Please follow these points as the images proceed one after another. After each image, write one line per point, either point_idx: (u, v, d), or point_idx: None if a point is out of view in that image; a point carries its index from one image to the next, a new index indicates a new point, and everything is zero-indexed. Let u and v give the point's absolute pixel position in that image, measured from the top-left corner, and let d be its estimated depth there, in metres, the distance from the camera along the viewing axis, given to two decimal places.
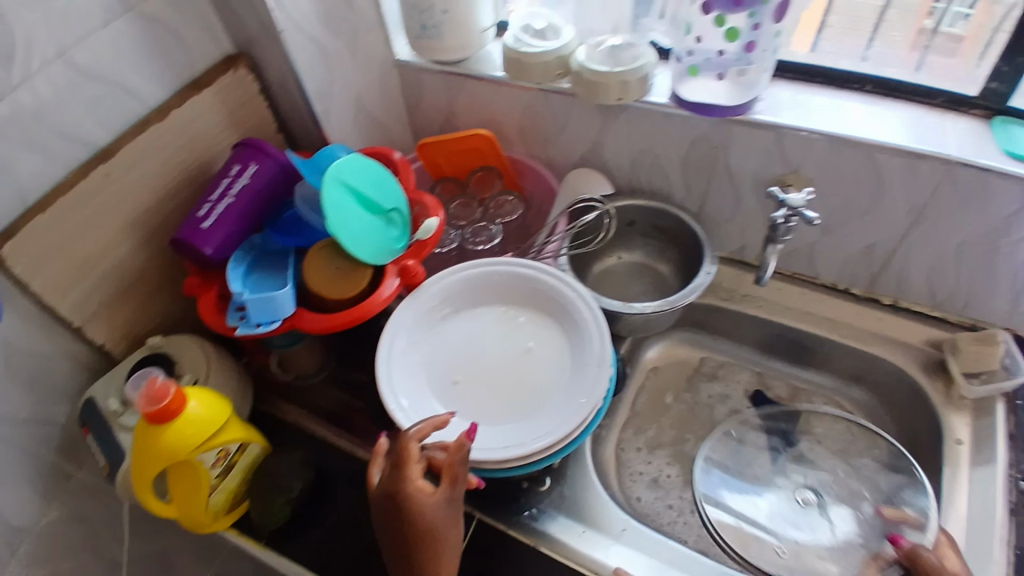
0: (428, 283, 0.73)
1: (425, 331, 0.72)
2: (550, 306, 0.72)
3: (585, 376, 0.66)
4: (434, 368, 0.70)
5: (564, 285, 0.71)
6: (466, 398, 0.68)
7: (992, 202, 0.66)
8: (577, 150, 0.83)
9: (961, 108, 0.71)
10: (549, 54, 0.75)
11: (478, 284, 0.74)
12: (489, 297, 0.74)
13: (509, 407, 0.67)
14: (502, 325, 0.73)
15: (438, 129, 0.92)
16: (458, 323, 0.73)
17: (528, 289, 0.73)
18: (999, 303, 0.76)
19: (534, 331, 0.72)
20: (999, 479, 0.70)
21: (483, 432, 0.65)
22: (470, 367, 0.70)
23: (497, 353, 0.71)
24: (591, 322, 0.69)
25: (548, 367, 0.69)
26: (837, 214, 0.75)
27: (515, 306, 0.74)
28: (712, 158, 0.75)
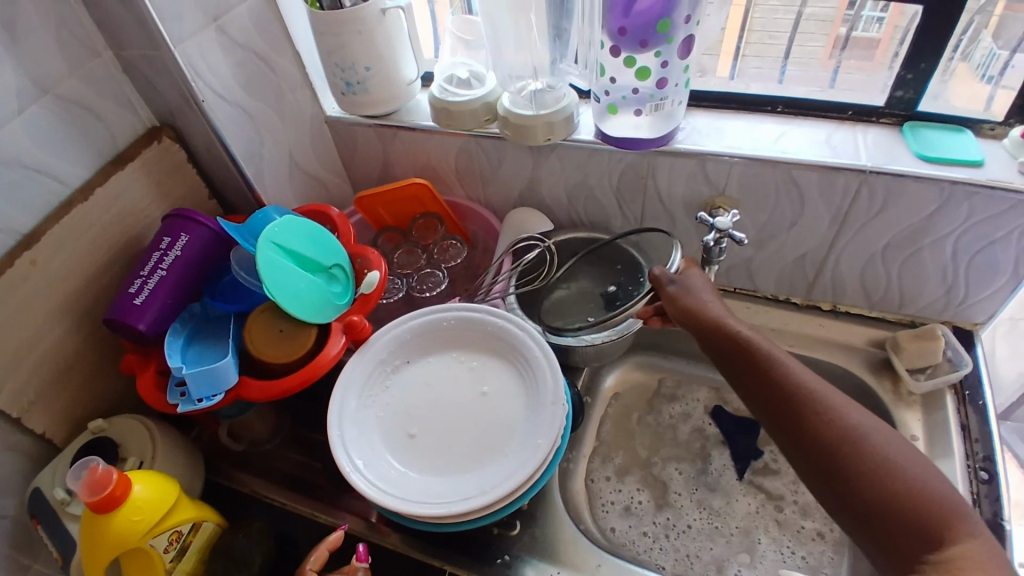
0: (375, 336, 0.72)
1: (378, 386, 0.71)
2: (501, 347, 0.72)
3: (541, 415, 0.66)
4: (389, 423, 0.69)
5: (514, 325, 0.72)
6: (423, 452, 0.67)
7: (910, 204, 0.70)
8: (514, 188, 0.86)
9: (871, 119, 0.75)
10: (475, 101, 0.78)
11: (428, 332, 0.74)
12: (441, 344, 0.74)
13: (467, 456, 0.66)
14: (456, 371, 0.72)
15: (376, 177, 0.94)
16: (410, 374, 0.72)
17: (478, 332, 0.73)
18: (933, 299, 0.79)
19: (487, 374, 0.71)
20: (956, 470, 0.71)
21: (442, 484, 0.64)
22: (425, 418, 0.69)
23: (452, 400, 0.70)
24: (542, 360, 0.69)
25: (504, 408, 0.69)
26: (766, 229, 0.78)
27: (467, 351, 0.73)
28: (643, 185, 0.78)
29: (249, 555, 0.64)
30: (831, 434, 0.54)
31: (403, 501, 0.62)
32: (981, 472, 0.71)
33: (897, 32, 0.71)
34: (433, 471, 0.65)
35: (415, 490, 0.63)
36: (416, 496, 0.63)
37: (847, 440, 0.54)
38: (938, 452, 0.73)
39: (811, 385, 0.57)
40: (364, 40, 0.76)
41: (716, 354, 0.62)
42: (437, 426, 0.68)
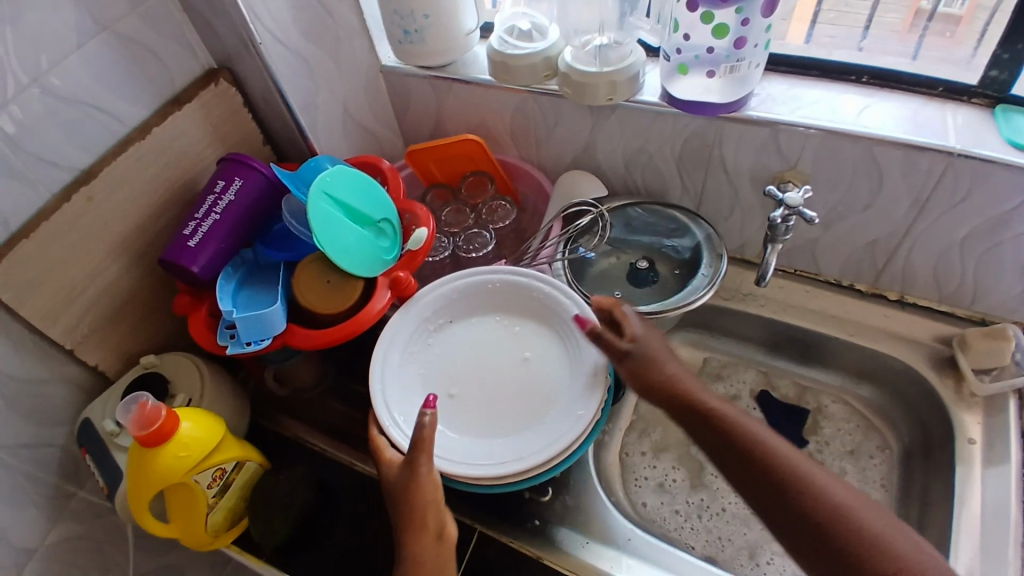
0: (421, 293, 0.71)
1: (420, 344, 0.71)
2: (546, 313, 0.70)
3: (583, 386, 0.65)
4: (429, 382, 0.68)
5: (560, 292, 0.70)
6: (462, 412, 0.66)
7: (997, 194, 0.64)
8: (569, 151, 0.82)
9: (961, 98, 0.68)
10: (536, 55, 0.74)
11: (472, 292, 0.72)
12: (485, 306, 0.73)
13: (505, 420, 0.65)
14: (499, 334, 0.71)
15: (428, 134, 0.92)
16: (453, 333, 0.71)
17: (524, 296, 0.71)
18: (1009, 297, 0.73)
19: (530, 340, 0.70)
20: (1012, 479, 0.67)
21: (479, 446, 0.64)
22: (467, 379, 0.68)
23: (494, 363, 0.69)
24: (587, 330, 0.67)
25: (545, 375, 0.67)
26: (837, 209, 0.73)
27: (511, 315, 0.72)
28: (707, 154, 0.74)
29: (288, 497, 0.66)
30: (816, 509, 0.50)
31: (441, 460, 0.62)
32: None
33: (981, 11, 0.66)
34: (471, 431, 0.65)
35: (453, 450, 0.63)
36: (453, 455, 0.63)
37: (830, 508, 0.50)
38: (996, 457, 0.69)
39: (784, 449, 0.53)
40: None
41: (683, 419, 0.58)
42: (477, 388, 0.68)
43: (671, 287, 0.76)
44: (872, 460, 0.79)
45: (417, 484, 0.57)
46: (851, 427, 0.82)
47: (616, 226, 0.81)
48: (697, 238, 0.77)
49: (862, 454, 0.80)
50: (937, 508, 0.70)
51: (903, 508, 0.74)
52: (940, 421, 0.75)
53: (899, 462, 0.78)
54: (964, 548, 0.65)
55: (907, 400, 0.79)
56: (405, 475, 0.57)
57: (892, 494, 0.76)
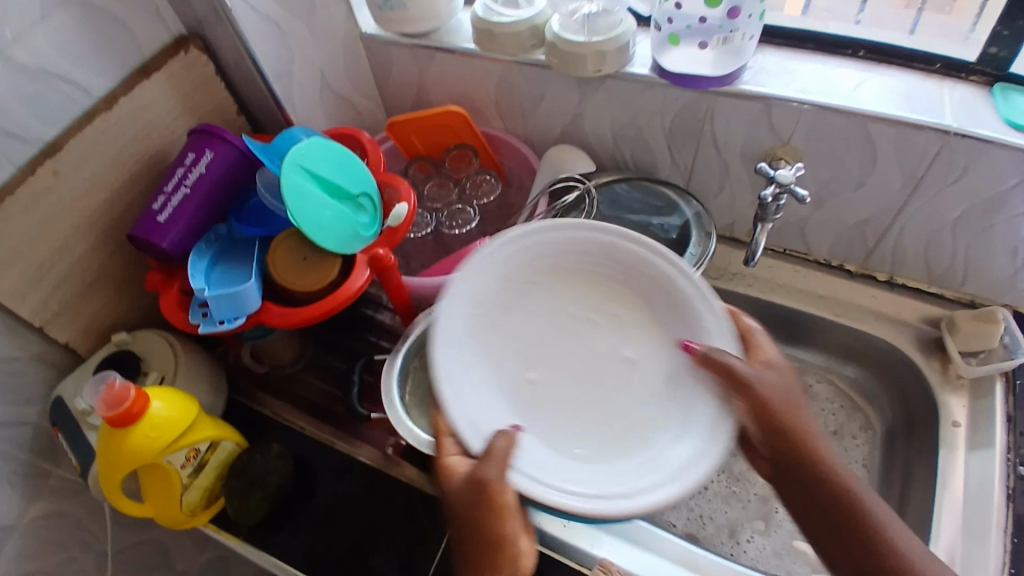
0: (494, 254, 0.60)
1: (491, 311, 0.59)
2: (658, 301, 0.61)
3: (706, 404, 0.56)
4: (502, 355, 0.59)
5: (682, 278, 0.59)
6: (541, 401, 0.58)
7: (992, 172, 0.62)
8: (556, 125, 0.80)
9: (958, 75, 0.67)
10: (521, 24, 0.72)
11: (569, 254, 0.61)
12: (576, 288, 0.62)
13: (608, 438, 0.57)
14: (594, 325, 0.61)
15: (410, 105, 0.89)
16: (535, 301, 0.61)
17: (634, 280, 0.61)
18: (998, 278, 0.72)
19: (630, 335, 0.60)
20: (996, 462, 0.66)
21: (573, 462, 0.55)
22: (550, 360, 0.60)
23: (580, 348, 0.60)
24: (715, 339, 0.57)
25: (656, 397, 0.58)
26: (828, 186, 0.71)
27: (611, 300, 0.61)
28: (697, 129, 0.72)
29: (266, 476, 0.65)
30: None
31: (530, 475, 0.52)
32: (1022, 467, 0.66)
33: None
34: (561, 443, 0.56)
35: (538, 454, 0.55)
36: (534, 463, 0.53)
37: None
38: (980, 441, 0.69)
39: (899, 539, 0.49)
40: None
41: (789, 480, 0.53)
42: (560, 376, 0.59)
43: None
44: (855, 440, 0.81)
45: (477, 500, 0.51)
46: (834, 406, 0.84)
47: (603, 205, 0.80)
48: (684, 216, 0.75)
49: (846, 434, 0.82)
50: (919, 489, 0.71)
51: (885, 487, 0.76)
52: (925, 402, 0.75)
53: (882, 443, 0.80)
54: (946, 530, 0.65)
55: (893, 379, 0.79)
56: (467, 493, 0.51)
57: (873, 472, 0.79)
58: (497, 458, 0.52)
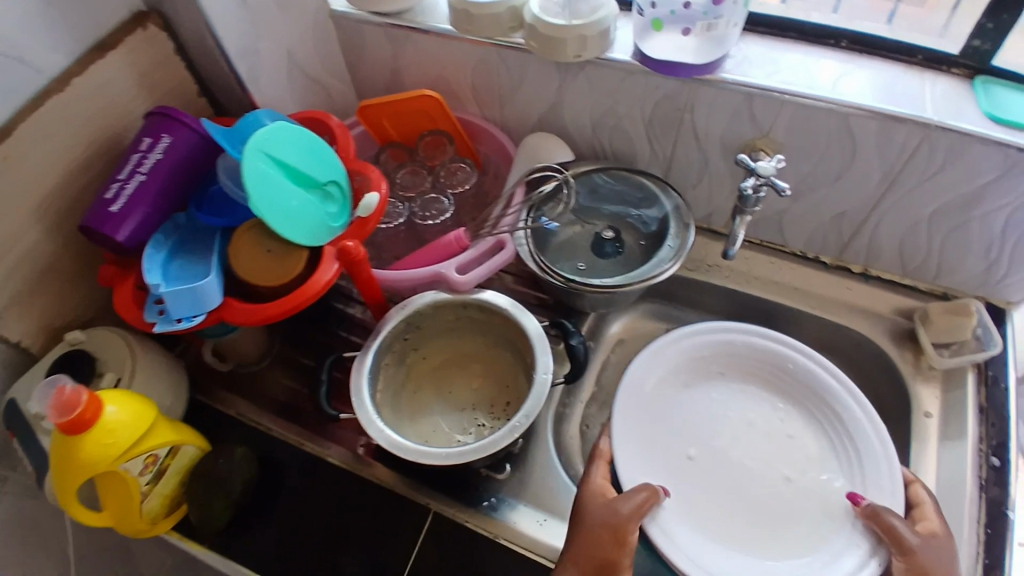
0: (704, 334, 0.73)
1: (665, 391, 0.72)
2: (826, 422, 0.69)
3: (857, 552, 0.60)
4: (670, 431, 0.70)
5: (864, 421, 0.67)
6: (695, 476, 0.67)
7: (971, 167, 0.62)
8: (534, 112, 0.77)
9: (940, 67, 0.66)
10: (499, 5, 0.68)
11: (741, 365, 0.73)
12: (763, 398, 0.72)
13: (745, 531, 0.64)
14: (770, 439, 0.70)
15: (383, 88, 0.85)
16: (710, 387, 0.73)
17: (797, 401, 0.71)
18: (971, 273, 0.73)
19: (799, 460, 0.68)
20: (967, 454, 0.68)
21: (702, 532, 0.63)
22: (711, 454, 0.69)
23: (750, 440, 0.70)
24: (884, 500, 0.62)
25: (801, 504, 0.65)
26: (807, 180, 0.70)
27: (793, 419, 0.70)
28: (678, 119, 0.70)
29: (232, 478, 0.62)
30: None
31: (658, 531, 0.61)
32: (993, 457, 0.67)
33: None
34: (698, 517, 0.64)
35: (682, 507, 0.65)
36: (666, 522, 0.62)
37: None
38: (950, 431, 0.70)
39: None
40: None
41: None
42: (715, 461, 0.68)
43: (635, 259, 0.74)
44: None
45: (610, 528, 0.57)
46: None
47: (582, 194, 0.78)
48: (662, 208, 0.73)
49: None
50: None
51: None
52: (899, 395, 0.75)
53: None
54: None
55: (866, 371, 0.80)
56: (610, 515, 0.58)
57: None
58: (638, 498, 0.60)
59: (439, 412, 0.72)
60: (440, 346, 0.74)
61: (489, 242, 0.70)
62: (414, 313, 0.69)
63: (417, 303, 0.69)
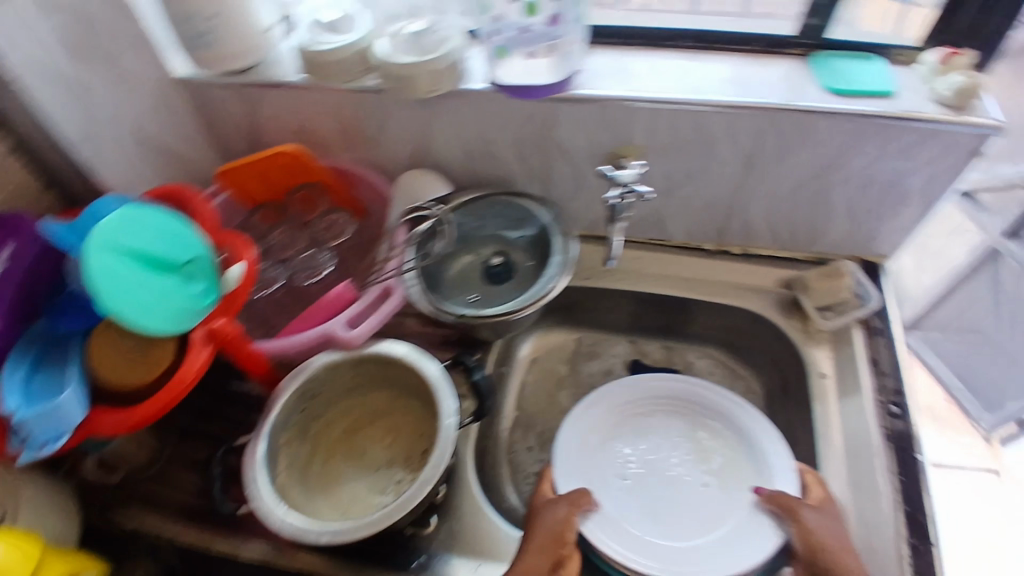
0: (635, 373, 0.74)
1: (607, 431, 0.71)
2: (727, 436, 0.70)
3: (763, 537, 0.60)
4: (608, 462, 0.69)
5: (751, 428, 0.69)
6: (627, 492, 0.67)
7: (815, 141, 0.66)
8: (404, 148, 0.76)
9: (782, 50, 0.70)
10: (345, 49, 0.67)
11: (664, 396, 0.74)
12: (687, 421, 0.73)
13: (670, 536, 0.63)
14: (692, 457, 0.70)
15: (246, 146, 0.82)
16: (642, 415, 0.73)
17: (716, 422, 0.72)
18: (839, 236, 0.78)
19: (722, 472, 0.68)
20: (868, 406, 0.71)
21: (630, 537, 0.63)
22: (644, 476, 0.68)
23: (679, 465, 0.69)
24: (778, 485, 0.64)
25: (720, 507, 0.65)
26: (674, 176, 0.73)
27: (711, 438, 0.71)
28: (543, 136, 0.71)
29: None
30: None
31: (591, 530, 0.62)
32: (892, 406, 0.70)
33: None
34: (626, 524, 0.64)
35: (614, 525, 0.63)
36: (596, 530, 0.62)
37: None
38: (847, 388, 0.74)
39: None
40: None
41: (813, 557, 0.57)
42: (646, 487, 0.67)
43: (525, 280, 0.75)
44: None
45: (560, 521, 0.60)
46: (716, 378, 0.86)
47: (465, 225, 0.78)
48: (544, 228, 0.75)
49: None
50: (804, 444, 0.75)
51: None
52: (794, 362, 0.79)
53: (763, 406, 0.83)
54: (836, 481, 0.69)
55: (764, 345, 0.83)
56: (556, 511, 0.61)
57: None
58: (576, 501, 0.62)
59: (356, 476, 0.71)
60: (342, 410, 0.74)
61: (375, 292, 0.69)
62: (307, 380, 0.68)
63: (311, 369, 0.67)
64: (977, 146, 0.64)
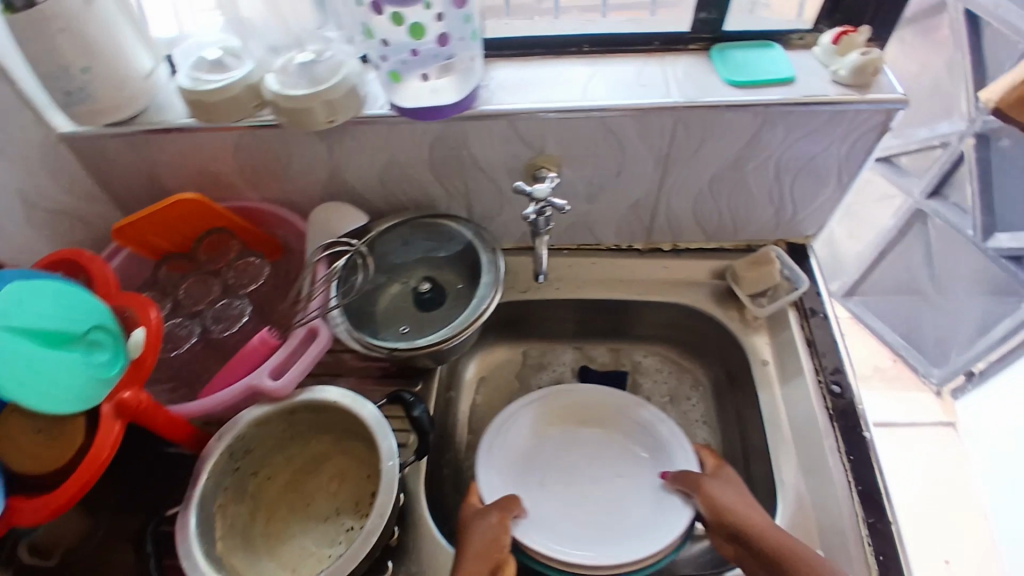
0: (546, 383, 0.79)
1: (532, 439, 0.76)
2: (630, 428, 0.76)
3: (679, 510, 0.67)
4: (534, 468, 0.74)
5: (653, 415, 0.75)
6: (550, 496, 0.72)
7: (725, 133, 0.66)
8: (316, 181, 0.73)
9: (679, 47, 0.70)
10: (233, 87, 0.63)
11: (572, 402, 0.78)
12: (596, 422, 0.78)
13: (598, 529, 0.68)
14: (605, 453, 0.75)
15: (150, 196, 0.77)
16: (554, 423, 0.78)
17: (621, 417, 0.77)
18: (765, 222, 0.78)
19: (631, 462, 0.74)
20: (810, 388, 0.71)
21: (562, 536, 0.67)
22: (564, 479, 0.73)
23: (596, 463, 0.75)
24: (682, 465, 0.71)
25: (634, 493, 0.71)
26: (594, 182, 0.72)
27: (618, 433, 0.77)
28: (456, 156, 0.69)
29: None
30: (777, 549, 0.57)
31: (524, 535, 0.65)
32: (833, 385, 0.71)
33: None
34: (555, 527, 0.68)
35: (542, 526, 0.68)
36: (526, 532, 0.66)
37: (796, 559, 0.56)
38: (788, 372, 0.74)
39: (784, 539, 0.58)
40: (73, 40, 0.58)
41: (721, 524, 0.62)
42: (568, 488, 0.72)
43: (458, 303, 0.72)
44: (690, 401, 0.83)
45: (494, 527, 0.62)
46: (664, 375, 0.86)
47: (388, 256, 0.76)
48: (474, 248, 0.73)
49: (681, 398, 0.84)
50: (754, 432, 0.74)
51: (727, 438, 0.79)
52: (736, 352, 0.79)
53: (712, 398, 0.83)
54: (786, 467, 0.69)
55: (706, 337, 0.83)
56: (487, 519, 0.63)
57: (714, 427, 0.81)
58: (506, 504, 0.65)
59: (304, 530, 0.68)
60: (283, 460, 0.71)
61: (301, 333, 0.65)
62: (236, 437, 0.65)
63: (239, 424, 0.64)
64: (885, 123, 0.64)
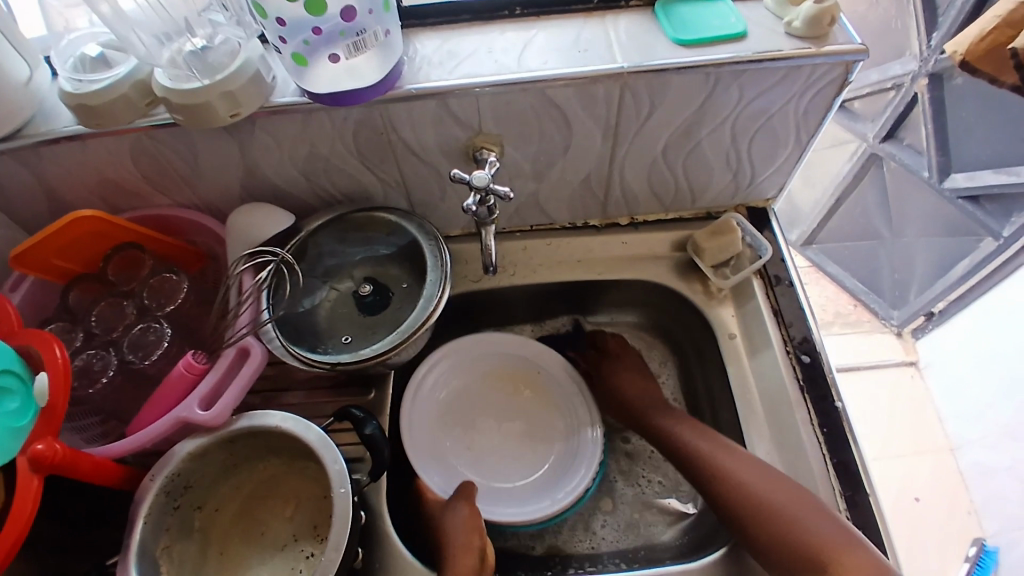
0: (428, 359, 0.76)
1: (439, 407, 0.76)
2: (515, 369, 0.79)
3: (589, 420, 0.75)
4: (455, 448, 0.75)
5: (529, 349, 0.78)
6: (480, 458, 0.74)
7: (676, 98, 0.60)
8: (233, 180, 0.66)
9: (619, 3, 0.63)
10: (119, 85, 0.55)
11: (459, 364, 0.78)
12: (487, 375, 0.79)
13: (540, 467, 0.74)
14: (509, 403, 0.78)
15: (50, 214, 0.68)
16: (451, 390, 0.77)
17: (506, 365, 0.79)
18: (723, 187, 0.74)
19: (534, 400, 0.78)
20: (780, 358, 0.69)
21: (513, 497, 0.71)
22: (485, 440, 0.76)
23: (507, 415, 0.77)
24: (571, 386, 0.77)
25: (545, 421, 0.76)
26: (539, 160, 0.66)
27: (509, 377, 0.79)
28: (385, 143, 0.62)
29: None
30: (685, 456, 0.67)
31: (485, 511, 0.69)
32: (803, 355, 0.69)
33: None
34: (499, 491, 0.72)
35: (492, 494, 0.72)
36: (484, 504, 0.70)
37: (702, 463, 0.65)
38: (756, 345, 0.71)
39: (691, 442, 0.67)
40: None
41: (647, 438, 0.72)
42: (488, 445, 0.75)
43: (405, 304, 0.66)
44: (660, 378, 0.82)
45: (466, 518, 0.63)
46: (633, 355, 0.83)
47: (320, 258, 0.69)
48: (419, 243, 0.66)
49: None
50: (723, 407, 0.73)
51: (697, 413, 0.77)
52: (702, 325, 0.76)
53: (680, 371, 0.81)
54: (758, 441, 0.67)
55: (670, 311, 0.79)
56: (456, 510, 0.63)
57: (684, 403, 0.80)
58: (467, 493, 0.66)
59: (260, 562, 0.63)
60: (227, 491, 0.65)
61: (231, 354, 0.59)
62: (172, 474, 0.58)
63: (174, 459, 0.57)
64: (844, 75, 0.60)
